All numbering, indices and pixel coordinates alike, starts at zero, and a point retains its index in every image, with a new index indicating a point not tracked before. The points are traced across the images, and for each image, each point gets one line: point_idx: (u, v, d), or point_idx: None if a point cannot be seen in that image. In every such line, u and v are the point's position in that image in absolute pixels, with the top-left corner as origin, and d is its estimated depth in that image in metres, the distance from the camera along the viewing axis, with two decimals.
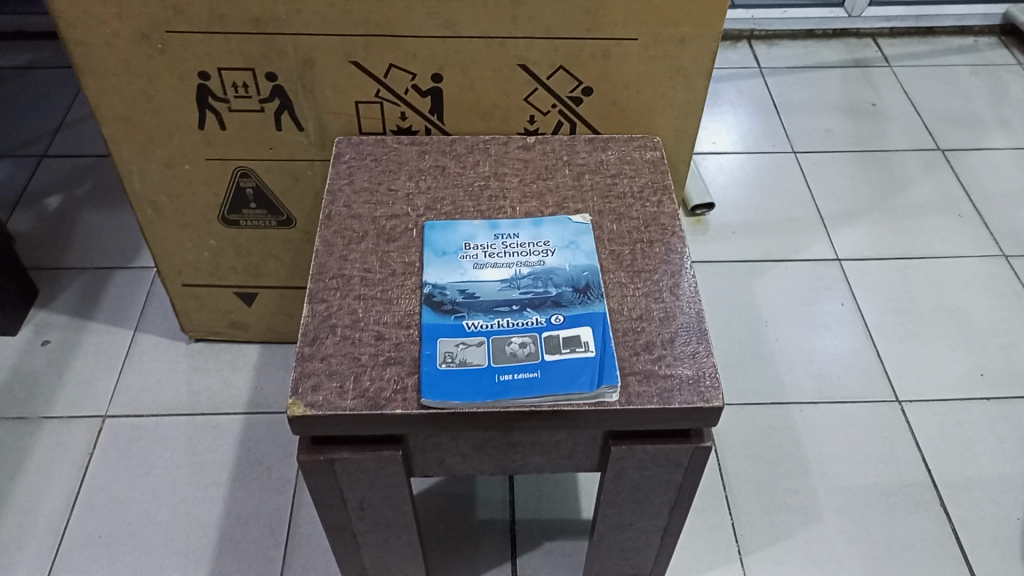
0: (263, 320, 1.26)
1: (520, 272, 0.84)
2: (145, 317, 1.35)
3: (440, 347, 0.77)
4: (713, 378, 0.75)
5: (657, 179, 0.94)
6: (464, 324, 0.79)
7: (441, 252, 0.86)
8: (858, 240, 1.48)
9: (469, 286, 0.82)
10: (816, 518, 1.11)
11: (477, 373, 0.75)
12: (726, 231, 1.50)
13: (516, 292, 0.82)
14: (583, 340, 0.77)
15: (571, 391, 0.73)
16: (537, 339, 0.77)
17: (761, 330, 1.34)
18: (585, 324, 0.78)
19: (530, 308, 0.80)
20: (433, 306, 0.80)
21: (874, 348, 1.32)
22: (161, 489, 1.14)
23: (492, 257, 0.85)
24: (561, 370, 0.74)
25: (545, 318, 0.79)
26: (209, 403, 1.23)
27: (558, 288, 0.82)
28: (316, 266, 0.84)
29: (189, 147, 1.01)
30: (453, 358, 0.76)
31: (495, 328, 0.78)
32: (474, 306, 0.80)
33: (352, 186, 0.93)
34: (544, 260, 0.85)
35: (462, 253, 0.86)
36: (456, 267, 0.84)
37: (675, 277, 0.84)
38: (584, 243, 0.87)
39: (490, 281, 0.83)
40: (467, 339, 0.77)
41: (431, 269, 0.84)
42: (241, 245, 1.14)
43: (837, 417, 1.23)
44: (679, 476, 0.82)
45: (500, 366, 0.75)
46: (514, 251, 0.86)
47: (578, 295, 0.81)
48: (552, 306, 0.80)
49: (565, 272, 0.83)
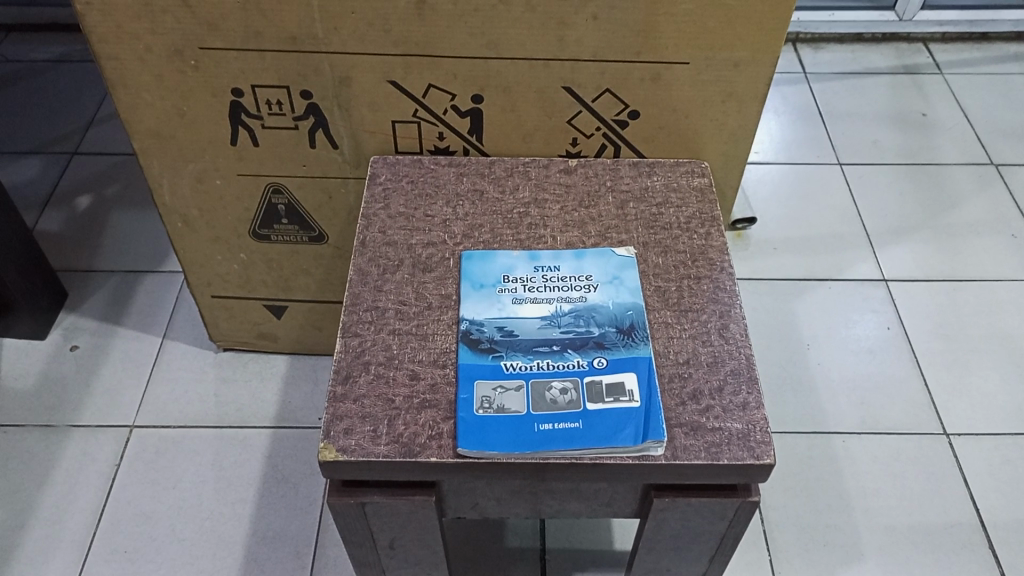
0: (292, 332, 1.24)
1: (562, 309, 0.80)
2: (174, 324, 1.33)
3: (477, 391, 0.74)
4: (764, 432, 0.72)
5: (705, 210, 0.90)
6: (503, 366, 0.76)
7: (479, 284, 0.82)
8: (906, 258, 1.43)
9: (508, 323, 0.79)
10: (857, 557, 1.08)
11: (515, 421, 0.72)
12: (768, 246, 1.45)
13: (557, 331, 0.78)
14: (627, 388, 0.74)
15: (615, 444, 0.70)
16: (579, 385, 0.74)
17: (802, 353, 1.30)
18: (629, 369, 0.75)
19: (571, 350, 0.77)
20: (471, 344, 0.77)
21: (920, 376, 1.27)
22: (187, 504, 1.12)
23: (532, 291, 0.82)
24: (604, 420, 0.71)
25: (587, 361, 0.75)
26: (236, 416, 1.21)
27: (601, 328, 0.78)
28: (350, 297, 0.82)
29: (222, 163, 0.98)
30: (491, 404, 0.73)
31: (535, 371, 0.75)
32: (513, 346, 0.77)
33: (388, 211, 0.89)
34: (586, 296, 0.81)
35: (501, 286, 0.82)
36: (494, 301, 0.81)
37: (724, 319, 0.80)
38: (628, 278, 0.83)
39: (530, 318, 0.80)
40: (506, 383, 0.74)
41: (469, 303, 0.81)
42: (272, 259, 1.11)
43: (881, 450, 1.19)
44: (722, 527, 0.78)
45: (540, 414, 0.72)
46: (555, 285, 0.82)
47: (622, 336, 0.78)
48: (595, 348, 0.77)
49: (608, 311, 0.80)
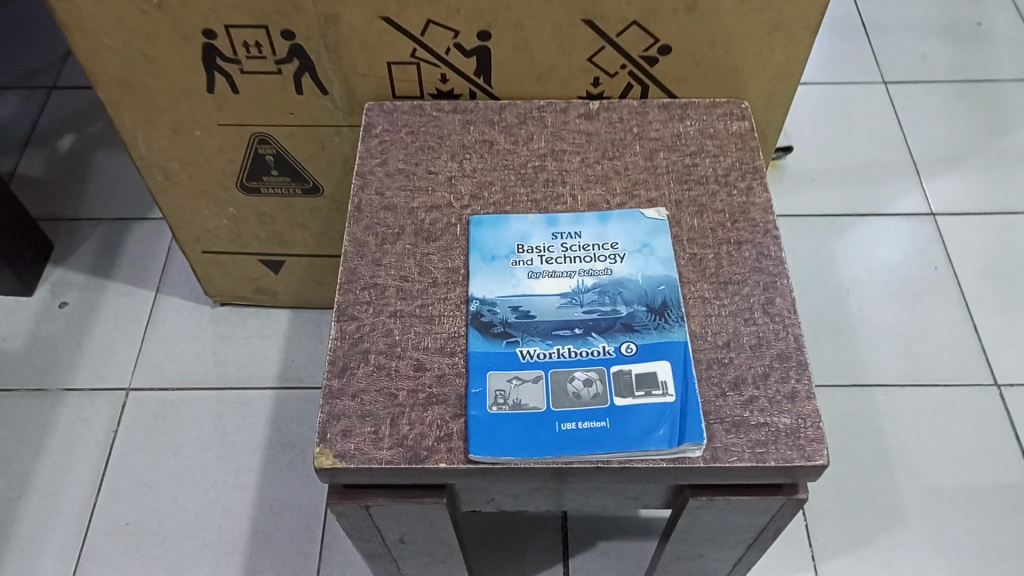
0: (292, 287, 1.15)
1: (584, 284, 0.71)
2: (167, 277, 1.24)
3: (490, 384, 0.65)
4: (816, 428, 0.64)
5: (746, 159, 0.79)
6: (518, 353, 0.67)
7: (489, 256, 0.73)
8: (956, 190, 1.31)
9: (523, 303, 0.70)
10: (899, 522, 1.02)
11: (534, 420, 0.64)
12: (804, 179, 1.33)
13: (579, 311, 0.69)
14: (660, 379, 0.65)
15: (647, 447, 0.62)
16: (605, 376, 0.65)
17: (841, 299, 1.20)
18: (662, 356, 0.66)
19: (596, 334, 0.68)
20: (482, 327, 0.68)
21: (969, 321, 1.18)
22: (189, 473, 1.07)
23: (550, 264, 0.72)
24: (633, 419, 0.63)
25: (614, 347, 0.67)
26: (237, 376, 1.14)
27: (629, 307, 0.69)
28: (345, 272, 0.72)
29: (199, 112, 0.88)
30: (506, 399, 0.65)
31: (556, 360, 0.66)
32: (529, 330, 0.68)
33: (385, 168, 0.79)
34: (611, 268, 0.72)
35: (515, 258, 0.73)
36: (507, 276, 0.72)
37: (769, 292, 0.71)
38: (659, 246, 0.73)
39: (548, 295, 0.70)
40: (522, 374, 0.66)
41: (479, 279, 0.71)
42: (264, 212, 1.01)
43: (926, 404, 1.11)
44: (763, 521, 0.71)
45: (562, 412, 0.64)
46: (576, 256, 0.73)
47: (653, 316, 0.68)
48: (623, 331, 0.68)
49: (637, 285, 0.71)
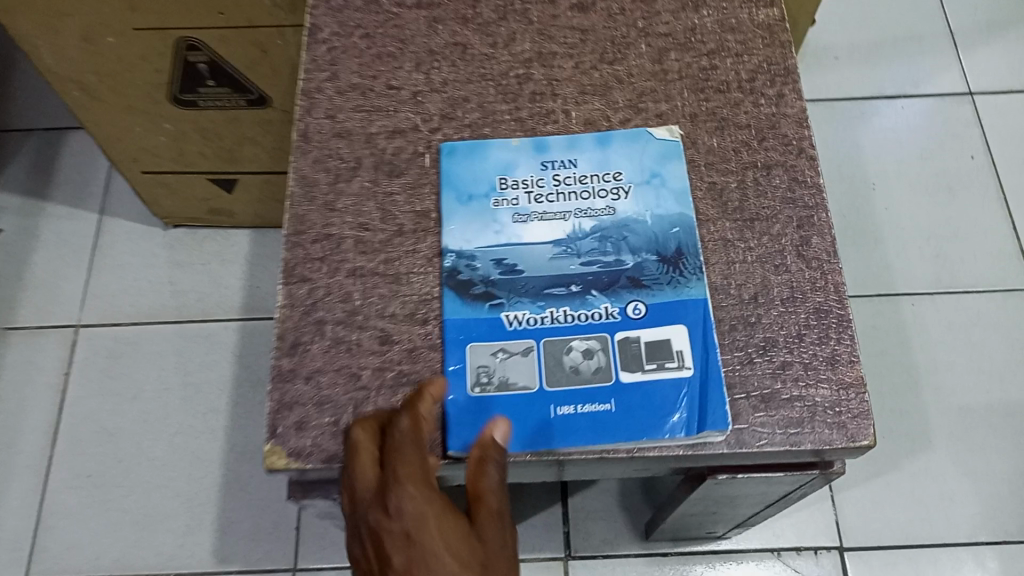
0: (250, 206, 1.02)
1: (582, 229, 0.59)
2: (111, 194, 1.10)
3: (470, 359, 0.54)
4: (859, 401, 0.53)
5: (774, 59, 0.65)
6: (504, 319, 0.56)
7: (466, 195, 0.60)
8: (999, 63, 1.15)
9: (509, 255, 0.58)
10: (925, 446, 0.94)
11: (525, 405, 0.53)
12: (828, 56, 1.17)
13: (576, 262, 0.57)
14: (676, 349, 0.54)
15: (660, 435, 0.52)
16: (609, 346, 0.54)
17: (867, 196, 1.08)
18: (678, 319, 0.55)
19: (596, 292, 0.56)
20: (460, 287, 0.57)
21: (1009, 218, 1.06)
22: (152, 418, 0.98)
23: (539, 203, 0.60)
24: (643, 399, 0.53)
25: (619, 309, 0.55)
26: (197, 307, 1.03)
27: (636, 256, 0.57)
28: (292, 221, 0.60)
29: (108, 15, 0.72)
30: (490, 378, 0.54)
31: (549, 327, 0.55)
32: (516, 289, 0.56)
33: (336, 84, 0.65)
34: (614, 207, 0.59)
35: (497, 197, 0.60)
36: (488, 220, 0.59)
37: (804, 229, 0.59)
38: (672, 176, 0.60)
39: (538, 244, 0.58)
40: (509, 345, 0.55)
41: (454, 225, 0.59)
42: (206, 127, 0.87)
43: (957, 314, 1.01)
44: (789, 488, 0.62)
45: (558, 392, 0.53)
46: (571, 192, 0.60)
47: (664, 268, 0.57)
48: (629, 288, 0.56)
49: (645, 228, 0.58)
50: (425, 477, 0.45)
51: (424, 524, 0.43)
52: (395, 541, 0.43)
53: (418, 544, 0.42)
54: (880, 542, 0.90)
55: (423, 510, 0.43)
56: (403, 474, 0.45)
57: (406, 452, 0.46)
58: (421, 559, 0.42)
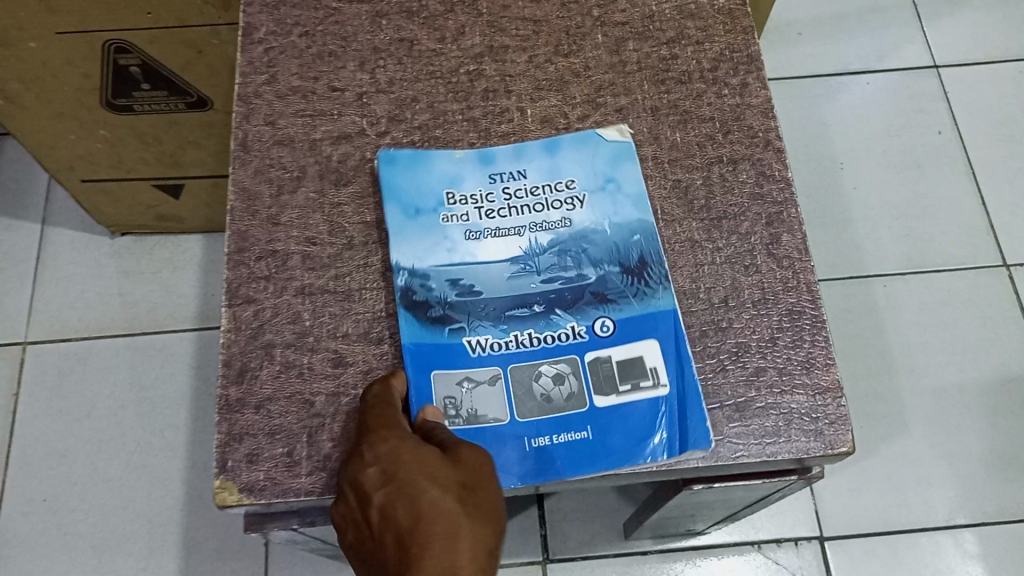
0: (200, 211, 0.98)
1: (538, 243, 0.56)
2: (53, 203, 1.05)
3: (437, 389, 0.51)
4: (836, 406, 0.51)
5: (737, 46, 0.62)
6: (468, 345, 0.52)
7: (413, 210, 0.56)
8: (962, 34, 1.14)
9: (464, 274, 0.54)
10: (900, 429, 0.93)
11: (495, 437, 0.50)
12: (790, 32, 1.15)
13: (536, 279, 0.54)
14: (649, 366, 0.51)
15: (639, 460, 0.49)
16: (579, 367, 0.52)
17: (835, 176, 1.06)
18: (648, 334, 0.52)
19: (560, 311, 0.53)
20: (414, 311, 0.53)
21: (977, 192, 1.04)
22: (107, 437, 0.94)
23: (491, 218, 0.56)
24: (617, 423, 0.50)
25: (586, 327, 0.53)
26: (149, 319, 0.99)
27: (599, 269, 0.54)
28: (234, 238, 0.56)
29: (27, 19, 0.67)
30: (459, 409, 0.51)
31: (515, 353, 0.52)
32: (476, 312, 0.53)
33: (275, 87, 0.61)
34: (571, 218, 0.56)
35: (445, 212, 0.56)
36: (439, 238, 0.56)
37: (773, 226, 0.56)
38: (627, 179, 0.57)
39: (494, 262, 0.55)
40: (475, 374, 0.52)
41: (404, 243, 0.55)
42: (145, 132, 0.83)
43: (929, 292, 0.99)
44: (766, 492, 0.60)
45: (530, 422, 0.51)
46: (524, 205, 0.57)
47: (629, 280, 0.54)
48: (594, 304, 0.53)
49: (604, 238, 0.55)
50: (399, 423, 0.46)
51: (399, 458, 0.43)
52: (374, 478, 0.43)
53: (395, 475, 0.42)
54: (858, 529, 0.89)
55: (398, 446, 0.44)
56: (375, 425, 0.46)
57: (376, 408, 0.47)
58: (400, 490, 0.42)
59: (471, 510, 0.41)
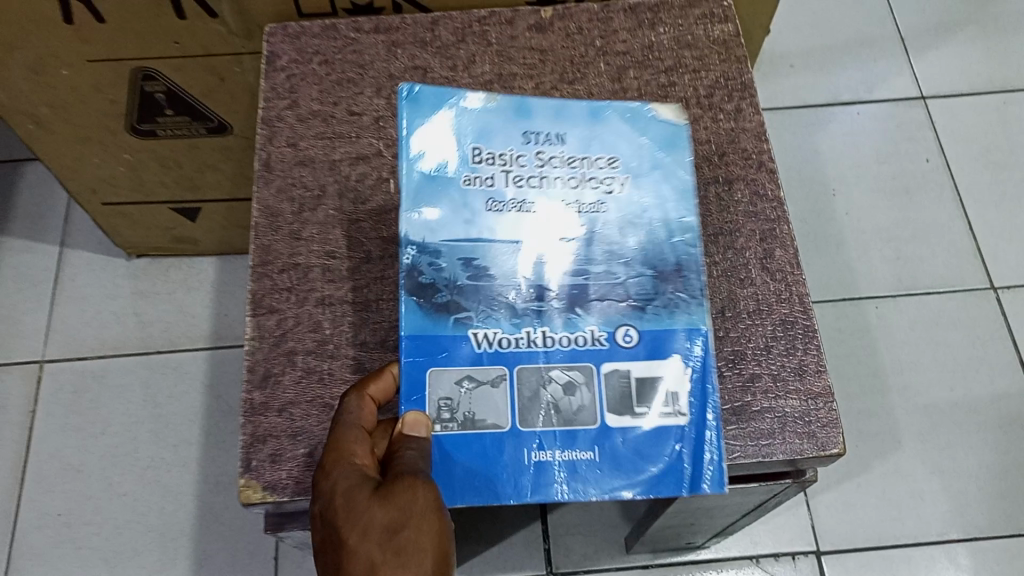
0: (214, 233, 1.01)
1: (568, 227, 0.55)
2: (71, 226, 1.08)
3: (433, 388, 0.50)
4: (828, 410, 0.54)
5: (731, 74, 0.66)
6: (470, 337, 0.52)
7: (433, 168, 0.55)
8: (948, 66, 1.18)
9: (478, 253, 0.54)
10: (893, 446, 0.96)
11: (492, 443, 0.50)
12: (783, 64, 1.19)
13: (560, 270, 0.54)
14: (669, 391, 0.51)
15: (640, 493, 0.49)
16: (593, 379, 0.51)
17: (827, 201, 1.10)
18: (670, 352, 0.52)
19: (580, 311, 0.53)
20: (419, 294, 0.52)
21: (965, 218, 1.08)
22: (122, 453, 0.96)
23: (518, 188, 0.55)
24: (628, 447, 0.50)
25: (607, 334, 0.52)
26: (164, 338, 1.02)
27: (630, 269, 0.54)
28: (258, 252, 0.59)
29: (60, 47, 0.70)
30: (453, 411, 0.50)
31: (525, 352, 0.51)
32: (486, 301, 0.52)
33: (297, 111, 0.64)
34: (605, 205, 0.55)
35: (467, 172, 0.55)
36: (460, 205, 0.54)
37: (767, 242, 0.59)
38: (672, 170, 0.57)
39: (515, 245, 0.54)
40: (477, 373, 0.51)
41: (425, 204, 0.54)
42: (166, 156, 0.86)
43: (920, 313, 1.03)
44: (762, 497, 0.63)
45: (534, 434, 0.50)
46: (557, 180, 0.56)
47: (660, 286, 0.54)
48: (620, 310, 0.53)
49: (640, 235, 0.55)
50: (347, 457, 0.46)
51: (337, 497, 0.44)
52: (321, 518, 0.45)
53: (331, 518, 0.44)
54: (854, 543, 0.92)
55: (339, 488, 0.45)
56: (329, 456, 0.47)
57: (335, 439, 0.48)
58: (333, 537, 0.43)
59: (391, 558, 0.41)
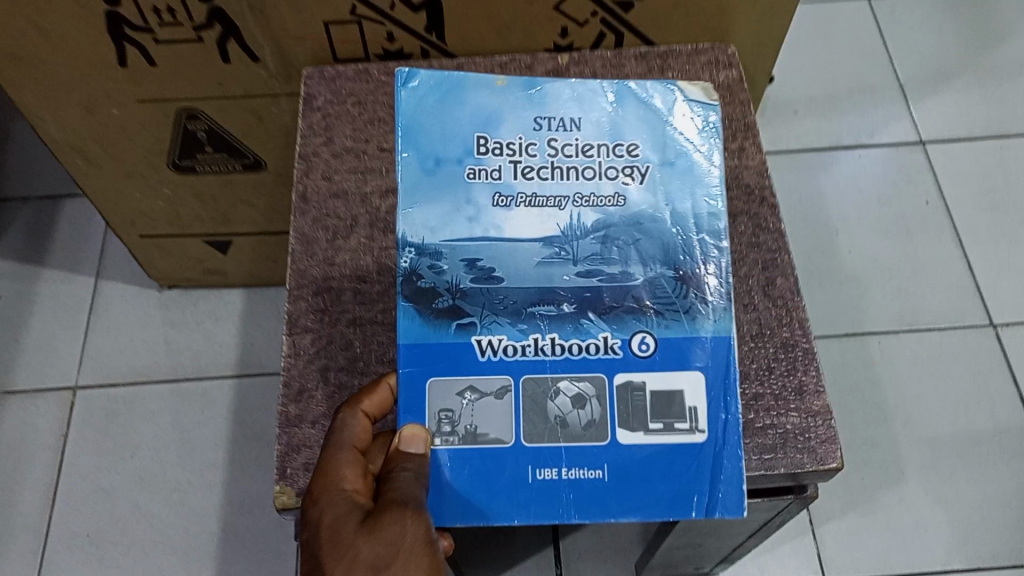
0: (243, 265, 1.06)
1: (582, 220, 0.57)
2: (106, 257, 1.13)
3: (434, 400, 0.52)
4: (826, 426, 0.58)
5: (736, 116, 0.70)
6: (473, 343, 0.54)
7: (433, 160, 0.58)
8: (946, 112, 1.23)
9: (482, 253, 0.56)
10: (897, 477, 0.99)
11: (498, 457, 0.51)
12: (787, 109, 1.25)
13: (571, 269, 0.56)
14: (688, 406, 0.52)
15: (648, 513, 0.51)
16: (604, 392, 0.53)
17: (831, 240, 1.14)
18: (689, 365, 0.53)
19: (593, 317, 0.54)
20: (417, 301, 0.55)
21: (964, 257, 1.12)
22: (150, 475, 1.00)
23: (527, 180, 0.58)
24: (638, 464, 0.51)
25: (621, 341, 0.54)
26: (192, 366, 1.06)
27: (646, 269, 0.56)
28: (294, 276, 0.64)
29: (113, 88, 0.76)
30: (454, 422, 0.52)
31: (527, 359, 0.53)
32: (491, 304, 0.55)
33: (331, 147, 0.69)
34: (623, 201, 0.58)
35: (467, 165, 0.58)
36: (461, 200, 0.57)
37: (769, 271, 0.64)
38: (691, 163, 0.59)
39: (524, 240, 0.57)
40: (478, 383, 0.53)
41: (430, 200, 0.57)
42: (203, 191, 0.92)
43: (922, 349, 1.06)
44: (767, 516, 0.66)
45: (544, 452, 0.51)
46: (571, 174, 0.58)
47: (679, 288, 0.55)
48: (633, 315, 0.55)
49: (658, 231, 0.57)
50: (335, 487, 0.49)
51: (327, 530, 0.48)
52: (313, 546, 0.48)
53: (322, 551, 0.47)
54: (859, 571, 0.94)
55: (329, 521, 0.48)
56: (318, 483, 0.50)
57: (326, 462, 0.50)
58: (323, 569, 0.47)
59: None
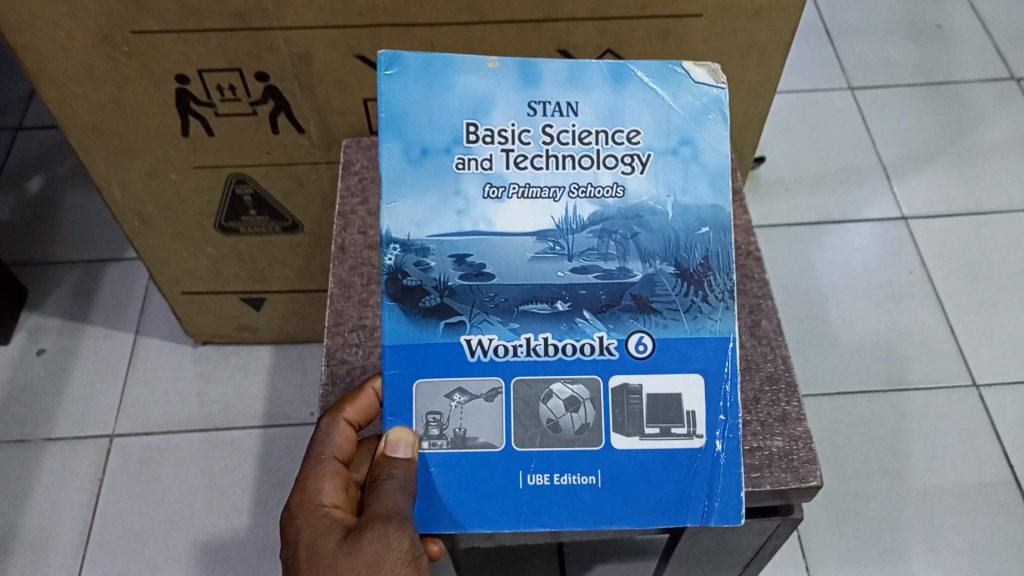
0: (274, 321, 1.14)
1: (579, 215, 0.54)
2: (146, 316, 1.22)
3: (422, 403, 0.52)
4: (808, 449, 0.64)
5: None
6: (462, 346, 0.53)
7: (420, 149, 0.54)
8: (927, 190, 1.33)
9: (471, 248, 0.53)
10: (890, 527, 1.03)
11: (489, 462, 0.52)
12: (778, 187, 1.35)
13: (565, 266, 0.54)
14: (685, 410, 0.53)
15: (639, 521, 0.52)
16: (598, 396, 0.53)
17: (822, 306, 1.22)
18: (687, 367, 0.53)
19: (588, 316, 0.53)
20: (404, 299, 0.53)
21: (947, 323, 1.20)
22: (179, 518, 1.05)
23: (518, 172, 0.54)
24: (632, 471, 0.53)
25: (618, 340, 0.53)
26: (222, 416, 1.13)
27: (647, 267, 0.54)
28: (332, 315, 0.72)
29: (173, 155, 0.86)
30: (441, 425, 0.53)
31: (519, 361, 0.53)
32: (481, 302, 0.53)
33: (367, 206, 0.79)
34: (623, 192, 0.54)
35: (456, 154, 0.54)
36: (450, 192, 0.53)
37: (755, 314, 0.72)
38: (706, 148, 0.54)
39: (517, 235, 0.53)
40: (468, 386, 0.53)
41: (417, 191, 0.53)
42: (243, 250, 1.01)
43: (910, 407, 1.12)
44: (758, 541, 0.70)
45: (537, 455, 0.53)
46: (567, 163, 0.54)
47: (681, 285, 0.54)
48: (632, 313, 0.53)
49: (661, 224, 0.54)
50: (315, 504, 0.55)
51: (308, 543, 0.53)
52: (294, 558, 0.54)
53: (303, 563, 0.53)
54: None
55: (309, 536, 0.53)
56: (300, 501, 0.55)
57: (305, 480, 0.56)
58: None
59: None
